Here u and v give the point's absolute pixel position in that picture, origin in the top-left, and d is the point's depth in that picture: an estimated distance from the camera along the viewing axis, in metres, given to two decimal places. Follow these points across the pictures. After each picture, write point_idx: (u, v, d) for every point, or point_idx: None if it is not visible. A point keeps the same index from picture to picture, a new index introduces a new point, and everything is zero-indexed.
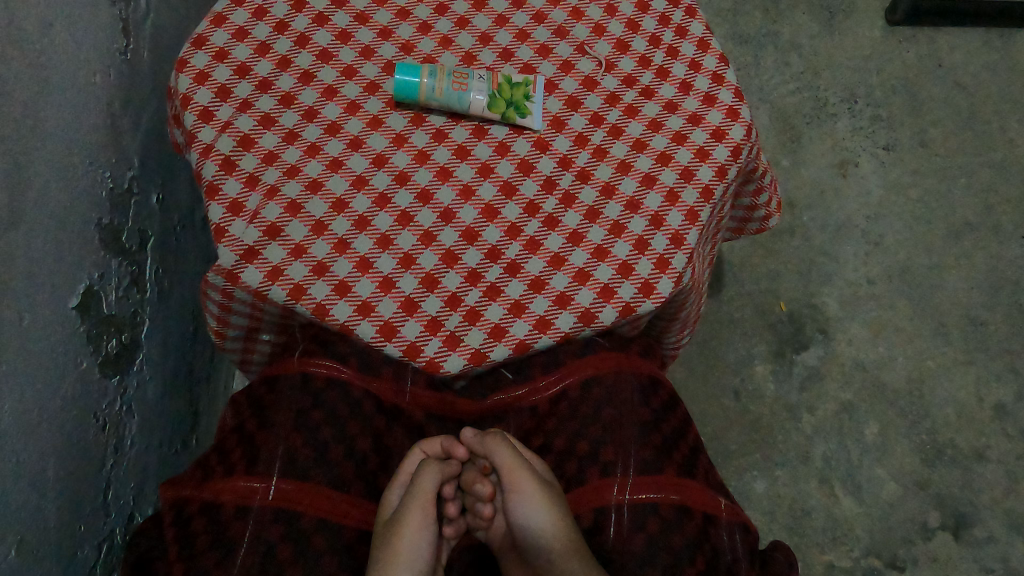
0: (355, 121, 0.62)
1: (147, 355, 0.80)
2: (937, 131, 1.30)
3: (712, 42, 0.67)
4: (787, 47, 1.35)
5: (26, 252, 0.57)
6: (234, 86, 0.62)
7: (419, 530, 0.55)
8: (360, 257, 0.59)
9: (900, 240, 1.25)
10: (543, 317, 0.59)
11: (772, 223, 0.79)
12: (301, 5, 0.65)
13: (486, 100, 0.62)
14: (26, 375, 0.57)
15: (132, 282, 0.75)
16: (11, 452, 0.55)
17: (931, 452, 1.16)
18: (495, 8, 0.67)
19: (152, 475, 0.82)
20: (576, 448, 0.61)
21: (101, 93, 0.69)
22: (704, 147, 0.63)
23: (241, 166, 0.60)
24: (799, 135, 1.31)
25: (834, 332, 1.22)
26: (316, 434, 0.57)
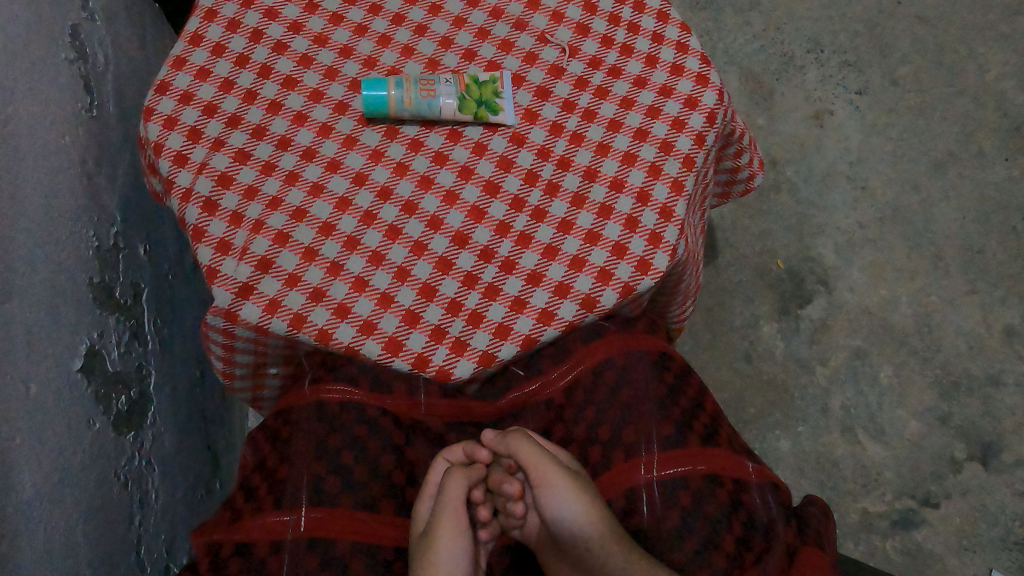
0: (330, 143, 0.62)
1: (158, 406, 0.80)
2: (906, 68, 1.30)
3: (671, 12, 0.67)
4: (746, 7, 1.35)
5: (24, 323, 0.57)
6: (204, 127, 0.62)
7: (453, 539, 0.54)
8: (355, 278, 0.59)
9: (886, 181, 1.25)
10: (545, 310, 0.59)
11: (757, 182, 0.79)
12: (259, 36, 0.65)
13: (456, 102, 0.61)
14: (41, 444, 0.57)
15: (132, 336, 0.75)
16: (38, 522, 0.55)
17: (947, 385, 1.17)
18: (451, 10, 0.67)
19: (182, 525, 0.82)
20: (597, 435, 0.61)
21: (72, 153, 0.68)
22: (680, 117, 0.63)
23: (223, 205, 0.60)
24: (770, 93, 1.31)
25: (835, 282, 1.22)
26: (338, 459, 0.57)
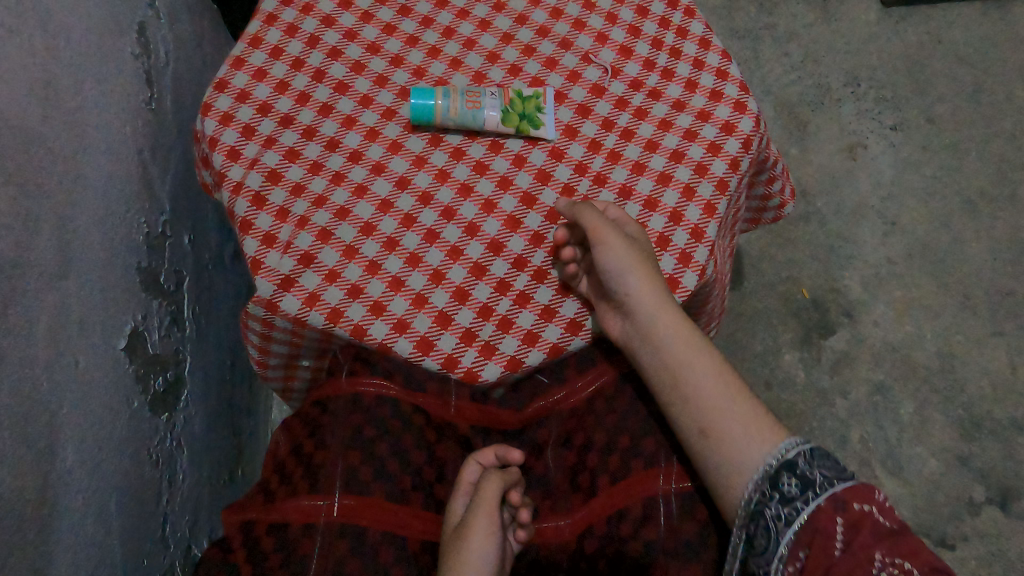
0: (376, 146, 0.65)
1: (191, 391, 0.82)
2: (944, 106, 1.31)
3: (713, 40, 0.69)
4: (784, 39, 1.37)
5: (77, 299, 0.60)
6: (257, 125, 0.65)
7: (489, 534, 0.55)
8: (392, 277, 0.61)
9: (917, 218, 1.26)
10: (574, 320, 0.61)
11: (787, 210, 0.81)
12: (315, 41, 0.68)
13: (499, 115, 0.64)
14: (84, 415, 0.60)
15: (172, 321, 0.78)
16: (76, 489, 0.58)
17: (969, 426, 1.16)
18: (500, 27, 0.70)
19: (205, 508, 0.84)
20: (616, 442, 0.59)
21: (131, 142, 0.72)
22: (716, 142, 0.64)
23: (271, 200, 0.63)
24: (805, 123, 1.32)
25: (860, 315, 1.22)
26: (372, 450, 0.58)
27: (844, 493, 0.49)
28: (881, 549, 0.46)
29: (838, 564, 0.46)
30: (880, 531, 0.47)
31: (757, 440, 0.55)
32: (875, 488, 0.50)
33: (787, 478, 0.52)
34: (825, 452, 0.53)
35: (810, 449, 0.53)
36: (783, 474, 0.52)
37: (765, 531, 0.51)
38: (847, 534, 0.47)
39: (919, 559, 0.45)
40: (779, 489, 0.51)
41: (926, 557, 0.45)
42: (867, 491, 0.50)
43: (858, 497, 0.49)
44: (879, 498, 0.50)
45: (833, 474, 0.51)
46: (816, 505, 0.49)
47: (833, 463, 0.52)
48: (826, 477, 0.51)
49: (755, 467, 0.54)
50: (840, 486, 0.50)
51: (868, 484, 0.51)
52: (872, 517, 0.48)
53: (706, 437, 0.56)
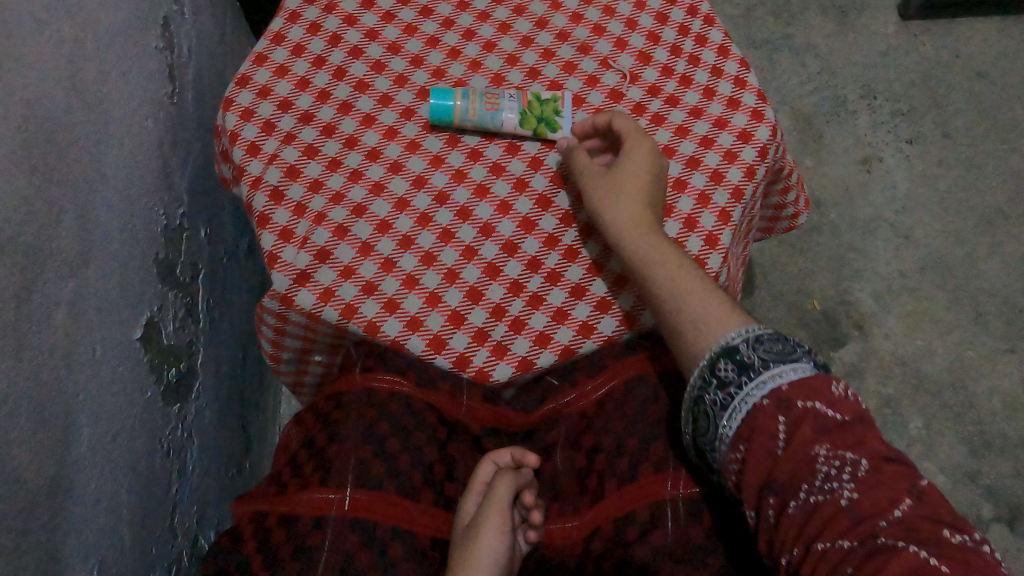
0: (394, 145, 0.65)
1: (202, 383, 0.83)
2: (960, 121, 1.30)
3: (732, 48, 0.69)
4: (802, 50, 1.37)
5: (96, 288, 0.61)
6: (277, 121, 0.66)
7: (498, 534, 0.55)
8: (406, 275, 0.62)
9: (930, 232, 1.25)
10: (586, 323, 0.61)
11: (801, 220, 0.81)
12: (337, 39, 0.69)
13: (517, 117, 0.64)
14: (100, 403, 0.61)
15: (187, 313, 0.79)
16: (89, 476, 0.59)
17: (978, 443, 1.15)
18: (520, 30, 0.70)
19: (212, 500, 0.85)
20: (626, 445, 0.59)
21: (153, 135, 0.73)
22: (732, 149, 0.65)
23: (289, 195, 0.63)
24: (820, 134, 1.32)
25: (870, 328, 1.21)
26: (384, 445, 0.58)
27: (788, 390, 0.48)
28: (824, 443, 0.45)
29: (782, 460, 0.46)
30: (827, 426, 0.46)
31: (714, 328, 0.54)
32: (831, 378, 0.48)
33: (725, 362, 0.51)
34: (777, 337, 0.51)
35: (757, 335, 0.51)
36: (721, 359, 0.52)
37: (706, 415, 0.51)
38: (790, 428, 0.46)
39: (865, 450, 0.44)
40: (717, 374, 0.51)
41: (873, 447, 0.45)
42: (818, 383, 0.48)
43: (804, 392, 0.47)
44: (833, 390, 0.47)
45: (778, 360, 0.50)
46: (757, 399, 0.48)
47: (780, 346, 0.50)
48: (765, 361, 0.50)
49: (701, 354, 0.54)
50: (786, 382, 0.48)
51: (820, 375, 0.49)
52: (817, 411, 0.46)
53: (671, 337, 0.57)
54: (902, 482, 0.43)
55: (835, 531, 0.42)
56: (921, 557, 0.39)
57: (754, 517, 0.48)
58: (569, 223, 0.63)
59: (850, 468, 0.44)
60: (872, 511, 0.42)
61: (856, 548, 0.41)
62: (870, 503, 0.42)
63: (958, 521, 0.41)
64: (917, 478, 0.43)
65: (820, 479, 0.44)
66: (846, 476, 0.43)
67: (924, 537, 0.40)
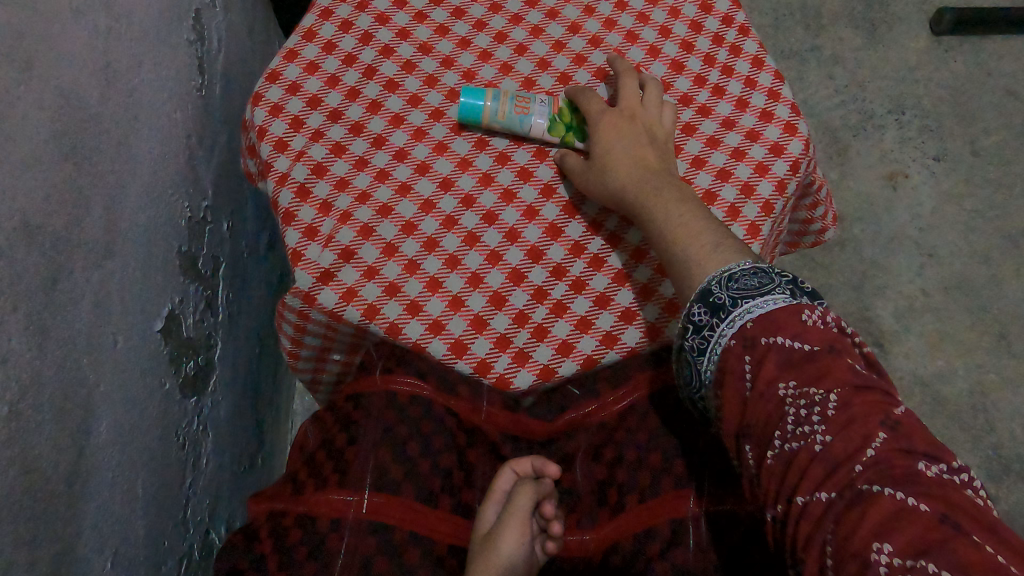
0: (422, 146, 0.65)
1: (219, 376, 0.83)
2: (990, 140, 1.28)
3: (767, 59, 0.68)
4: (830, 62, 1.35)
5: (120, 280, 0.61)
6: (306, 118, 0.66)
7: (514, 546, 0.55)
8: (430, 278, 0.61)
9: (955, 251, 1.23)
10: (609, 333, 0.60)
11: (828, 236, 0.80)
12: (368, 38, 0.69)
13: (546, 123, 0.63)
14: (120, 395, 0.61)
15: (207, 306, 0.79)
16: (106, 467, 0.58)
17: (997, 467, 1.13)
18: (552, 34, 0.69)
19: (224, 494, 0.85)
20: (648, 460, 0.58)
21: (180, 127, 0.72)
22: (764, 162, 0.64)
23: (315, 193, 0.63)
24: (846, 148, 1.30)
25: (891, 346, 1.20)
26: (403, 449, 0.58)
27: (753, 329, 0.45)
28: (790, 381, 0.42)
29: (751, 404, 0.43)
30: (794, 362, 0.43)
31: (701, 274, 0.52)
32: (802, 308, 0.45)
33: (699, 306, 0.49)
34: (754, 273, 0.48)
35: (729, 273, 0.49)
36: (695, 304, 0.49)
37: (691, 366, 0.50)
38: (755, 368, 0.44)
39: (833, 382, 0.41)
40: (691, 319, 0.49)
41: (841, 377, 0.41)
42: (787, 316, 0.45)
43: (769, 329, 0.44)
44: (802, 320, 0.44)
45: (748, 295, 0.47)
46: (728, 341, 0.46)
47: (751, 283, 0.48)
48: (735, 298, 0.47)
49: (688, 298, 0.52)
50: (753, 319, 0.46)
51: (792, 305, 0.45)
52: (781, 346, 0.43)
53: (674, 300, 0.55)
54: (874, 414, 0.39)
55: (812, 482, 0.39)
56: (898, 500, 0.36)
57: (738, 468, 0.45)
58: (595, 232, 0.63)
59: (819, 406, 0.40)
60: (847, 454, 0.38)
61: (834, 500, 0.37)
62: (844, 444, 0.39)
63: (936, 449, 0.38)
64: (890, 407, 0.40)
65: (791, 424, 0.41)
66: (816, 417, 0.40)
67: (899, 476, 0.36)
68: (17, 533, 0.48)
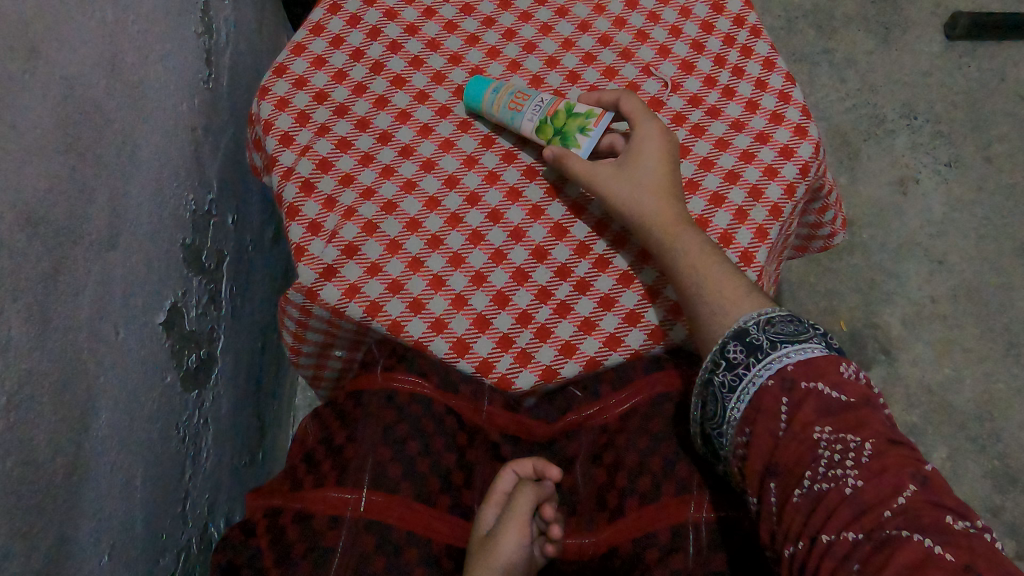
0: (428, 143, 0.65)
1: (221, 370, 0.82)
2: (1003, 146, 1.27)
3: (778, 61, 0.67)
4: (842, 65, 1.34)
5: (122, 271, 0.61)
6: (312, 112, 0.65)
7: (513, 549, 0.54)
8: (433, 276, 0.61)
9: (965, 259, 1.22)
10: (613, 335, 0.60)
11: (837, 240, 0.79)
12: (376, 33, 0.68)
13: (536, 125, 0.61)
14: (120, 387, 0.60)
15: (210, 300, 0.79)
16: (105, 460, 0.58)
17: (1003, 478, 1.11)
18: (562, 32, 0.69)
19: (224, 488, 0.85)
20: (649, 464, 0.57)
21: (186, 119, 0.72)
22: (773, 165, 0.63)
23: (319, 188, 0.63)
24: (856, 152, 1.29)
25: (898, 353, 1.19)
26: (403, 448, 0.58)
27: (793, 372, 0.47)
28: (825, 426, 0.44)
29: (784, 444, 0.45)
30: (831, 408, 0.45)
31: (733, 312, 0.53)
32: (841, 360, 0.48)
33: (734, 343, 0.50)
34: (791, 318, 0.50)
35: (767, 315, 0.51)
36: (730, 341, 0.51)
37: (715, 399, 0.51)
38: (793, 411, 0.46)
39: (869, 433, 0.43)
40: (725, 355, 0.50)
41: (877, 429, 0.44)
42: (825, 363, 0.47)
43: (808, 374, 0.47)
44: (841, 371, 0.47)
45: (786, 340, 0.49)
46: (764, 380, 0.48)
47: (790, 327, 0.50)
48: (774, 342, 0.49)
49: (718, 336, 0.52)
50: (791, 363, 0.48)
51: (828, 355, 0.48)
52: (821, 393, 0.46)
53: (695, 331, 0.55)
54: (906, 467, 0.41)
55: (838, 522, 0.41)
56: (925, 546, 0.38)
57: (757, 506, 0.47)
58: (600, 234, 0.62)
59: (854, 453, 0.43)
60: (877, 500, 0.41)
61: (860, 540, 0.40)
62: (875, 491, 0.41)
63: (963, 507, 0.41)
64: (920, 463, 0.42)
65: (824, 466, 0.43)
66: (849, 462, 0.42)
67: (927, 524, 0.39)
68: (14, 523, 0.48)
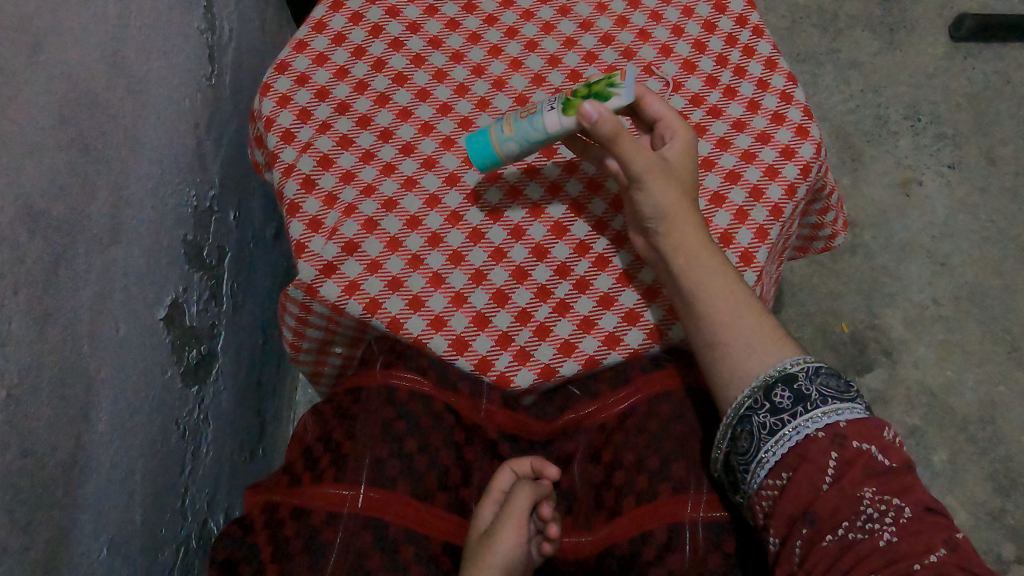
0: (429, 141, 0.65)
1: (221, 366, 0.83)
2: (1007, 149, 1.27)
3: (780, 61, 0.67)
4: (846, 66, 1.34)
5: (124, 266, 0.61)
6: (314, 109, 0.65)
7: (511, 547, 0.54)
8: (433, 273, 0.61)
9: (968, 261, 1.22)
10: (612, 334, 0.60)
11: (838, 241, 0.78)
12: (378, 30, 0.68)
13: (558, 108, 0.56)
14: (120, 381, 0.60)
15: (210, 296, 0.79)
16: (105, 454, 0.58)
17: (1004, 481, 1.11)
18: (564, 31, 0.69)
19: (223, 484, 0.85)
20: (647, 463, 0.57)
21: (189, 115, 0.72)
22: (774, 165, 0.63)
23: (320, 184, 0.63)
24: (859, 153, 1.29)
25: (899, 355, 1.18)
26: (401, 445, 0.58)
27: (846, 428, 0.49)
28: (872, 487, 0.46)
29: (824, 495, 0.47)
30: (876, 470, 0.47)
31: (763, 348, 0.54)
32: (884, 424, 0.50)
33: (781, 388, 0.51)
34: (835, 375, 0.52)
35: (815, 367, 0.52)
36: (777, 385, 0.52)
37: (751, 437, 0.52)
38: (840, 467, 0.48)
39: (910, 497, 0.46)
40: (771, 398, 0.51)
41: (918, 496, 0.46)
42: (872, 426, 0.49)
43: (859, 433, 0.48)
44: (886, 435, 0.49)
45: (834, 396, 0.50)
46: (811, 431, 0.49)
47: (837, 383, 0.51)
48: (823, 395, 0.50)
49: (753, 375, 0.53)
50: (844, 420, 0.49)
51: (873, 419, 0.50)
52: (870, 454, 0.48)
53: (712, 347, 0.55)
54: (940, 532, 0.44)
55: (866, 568, 0.43)
56: None
57: (779, 546, 0.49)
58: (600, 232, 0.62)
59: (894, 512, 0.45)
60: (909, 553, 0.43)
61: None
62: (908, 546, 0.44)
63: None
64: (953, 530, 0.45)
65: (862, 519, 0.45)
66: (888, 520, 0.45)
67: None
68: (13, 515, 0.48)
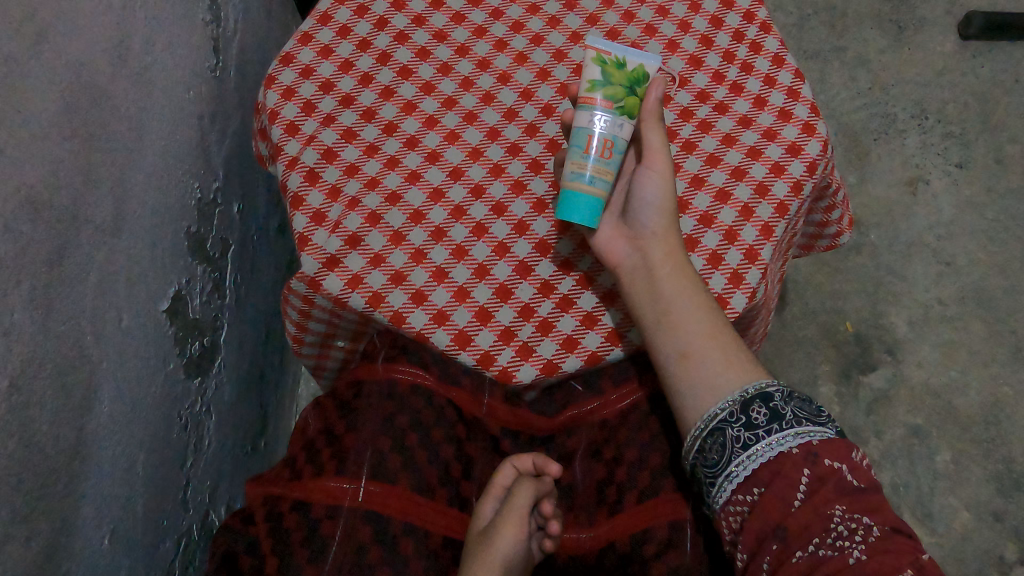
0: (433, 134, 0.64)
1: (224, 358, 0.83)
2: (1015, 148, 1.26)
3: (787, 57, 0.66)
4: (854, 63, 1.33)
5: (127, 258, 0.61)
6: (318, 102, 0.65)
7: (509, 545, 0.54)
8: (436, 267, 0.61)
9: (973, 261, 1.21)
10: (615, 330, 0.60)
11: (843, 240, 0.78)
12: (383, 23, 0.68)
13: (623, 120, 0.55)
14: (122, 372, 0.60)
15: (213, 288, 0.79)
16: (107, 445, 0.59)
17: (1008, 482, 1.10)
18: (570, 25, 0.68)
19: (225, 476, 0.85)
20: (647, 460, 0.58)
21: (193, 107, 0.72)
22: (780, 162, 0.62)
23: (324, 178, 0.63)
24: (866, 152, 1.28)
25: (904, 355, 1.18)
26: (402, 440, 0.58)
27: (818, 447, 0.48)
28: (842, 505, 0.46)
29: (795, 513, 0.47)
30: (846, 489, 0.47)
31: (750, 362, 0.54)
32: (853, 446, 0.50)
33: (759, 405, 0.51)
34: (809, 400, 0.52)
35: (790, 389, 0.52)
36: (755, 401, 0.51)
37: (721, 450, 0.51)
38: (812, 485, 0.47)
39: (878, 517, 0.46)
40: (748, 413, 0.51)
41: (885, 517, 0.46)
42: (842, 446, 0.49)
43: (832, 452, 0.48)
44: (853, 456, 0.49)
45: (808, 418, 0.50)
46: (787, 448, 0.49)
47: (812, 407, 0.51)
48: (798, 416, 0.50)
49: (727, 390, 0.53)
50: (816, 440, 0.49)
51: (844, 441, 0.50)
52: (841, 474, 0.48)
53: (688, 360, 0.54)
54: (907, 553, 0.44)
55: None
56: None
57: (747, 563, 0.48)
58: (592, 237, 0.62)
59: (863, 531, 0.45)
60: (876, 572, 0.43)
61: None
62: (876, 564, 0.43)
63: None
64: (918, 553, 0.44)
65: (831, 536, 0.45)
66: (857, 538, 0.45)
67: None
68: (14, 505, 0.48)
